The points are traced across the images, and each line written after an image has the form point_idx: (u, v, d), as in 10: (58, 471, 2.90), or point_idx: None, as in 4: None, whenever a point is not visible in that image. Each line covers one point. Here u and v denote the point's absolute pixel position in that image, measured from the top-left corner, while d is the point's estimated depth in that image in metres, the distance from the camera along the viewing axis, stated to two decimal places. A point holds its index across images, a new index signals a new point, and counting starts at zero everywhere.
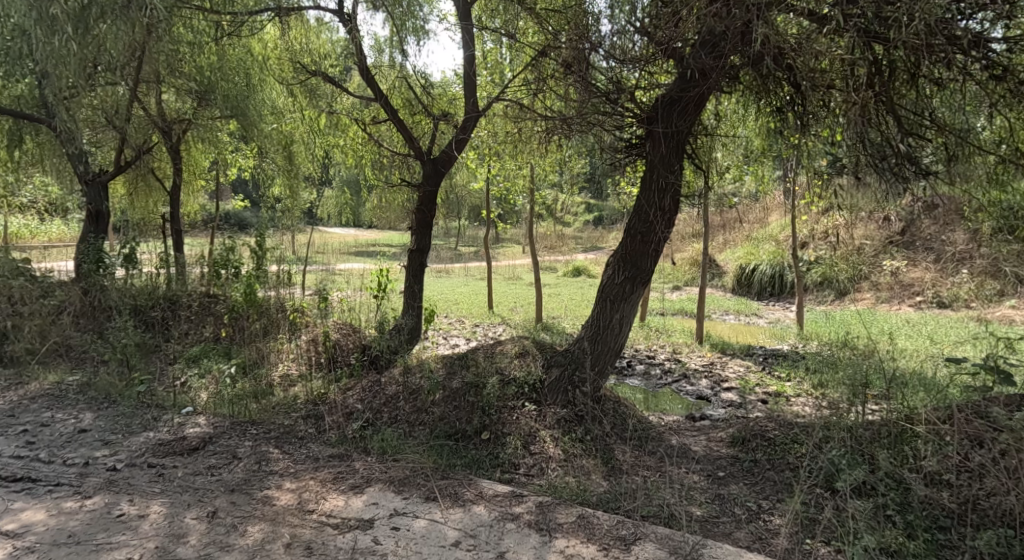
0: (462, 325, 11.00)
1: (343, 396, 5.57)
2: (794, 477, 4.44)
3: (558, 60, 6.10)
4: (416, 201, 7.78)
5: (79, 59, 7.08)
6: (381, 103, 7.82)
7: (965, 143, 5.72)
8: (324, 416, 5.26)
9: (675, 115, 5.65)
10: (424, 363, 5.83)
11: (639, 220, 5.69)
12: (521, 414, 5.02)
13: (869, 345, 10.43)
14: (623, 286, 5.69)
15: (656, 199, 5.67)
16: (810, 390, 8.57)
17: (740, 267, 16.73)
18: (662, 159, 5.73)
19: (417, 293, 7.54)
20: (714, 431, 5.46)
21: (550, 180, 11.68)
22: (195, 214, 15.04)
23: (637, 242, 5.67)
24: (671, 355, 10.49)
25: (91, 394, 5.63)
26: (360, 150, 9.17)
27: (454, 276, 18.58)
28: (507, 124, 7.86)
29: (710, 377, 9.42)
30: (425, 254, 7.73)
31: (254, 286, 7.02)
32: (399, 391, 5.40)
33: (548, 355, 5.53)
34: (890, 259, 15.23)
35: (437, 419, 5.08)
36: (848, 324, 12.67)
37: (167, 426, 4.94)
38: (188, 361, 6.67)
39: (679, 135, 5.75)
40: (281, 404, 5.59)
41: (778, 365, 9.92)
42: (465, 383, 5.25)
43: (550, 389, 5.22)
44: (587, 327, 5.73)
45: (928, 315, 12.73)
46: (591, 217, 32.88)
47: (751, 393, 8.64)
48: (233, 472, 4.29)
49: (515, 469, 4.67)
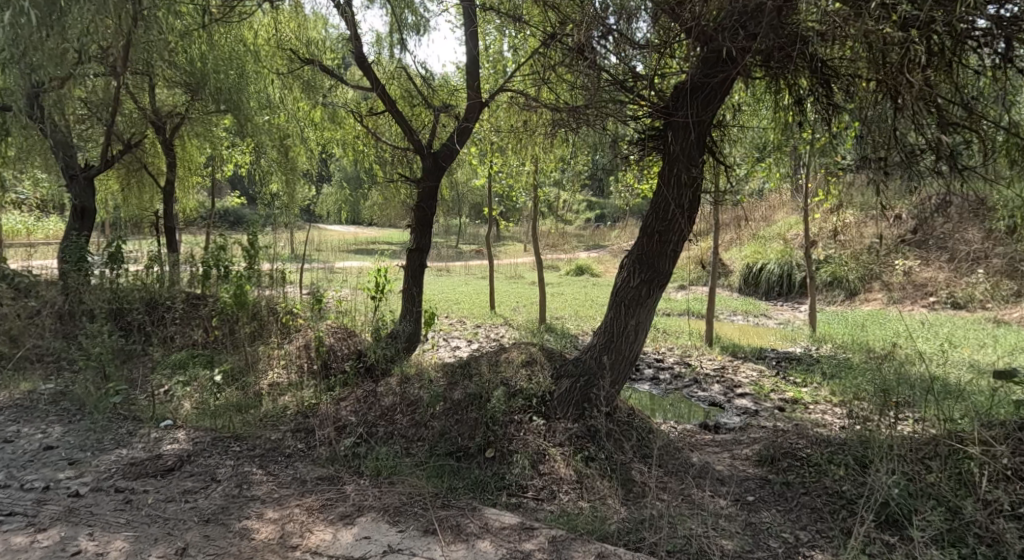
0: (462, 326, 10.59)
1: (335, 408, 5.18)
2: (835, 507, 4.05)
3: (568, 48, 5.65)
4: (417, 198, 7.32)
5: (54, 46, 6.65)
6: (378, 94, 7.36)
7: (1007, 135, 5.31)
8: (314, 430, 4.85)
9: (696, 106, 5.21)
10: (424, 372, 5.45)
11: (655, 217, 5.27)
12: (528, 430, 4.62)
13: (886, 349, 10.05)
14: (639, 289, 5.27)
15: (676, 195, 5.24)
16: (828, 398, 8.15)
17: (747, 266, 16.30)
18: (679, 153, 5.30)
19: (415, 295, 7.08)
20: (738, 447, 5.05)
21: (554, 176, 11.26)
22: (190, 212, 14.66)
23: (654, 242, 5.24)
24: (681, 358, 10.07)
25: (64, 405, 5.24)
26: (358, 144, 8.75)
27: (454, 275, 18.18)
28: (513, 116, 7.44)
29: (722, 382, 8.99)
30: (425, 254, 7.27)
31: (243, 286, 6.60)
32: (396, 403, 5.03)
33: (558, 365, 5.13)
34: (901, 257, 14.68)
35: (437, 435, 4.69)
36: (860, 325, 12.23)
37: (142, 442, 4.52)
38: (172, 368, 6.27)
39: (699, 127, 5.32)
40: (269, 417, 5.20)
41: (792, 369, 9.52)
42: (468, 394, 4.88)
43: (559, 402, 4.82)
44: (599, 334, 5.31)
45: (943, 316, 12.36)
46: (592, 215, 32.45)
47: (766, 401, 8.21)
48: (210, 498, 3.87)
49: (523, 492, 4.26)
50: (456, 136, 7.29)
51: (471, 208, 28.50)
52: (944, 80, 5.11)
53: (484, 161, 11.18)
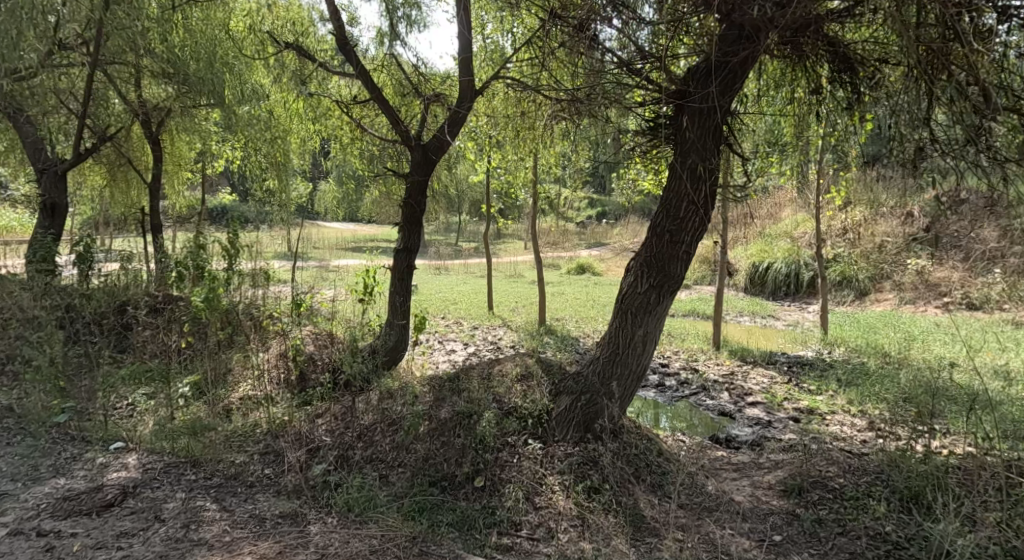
0: (460, 328, 10.06)
1: (310, 426, 4.72)
2: (879, 553, 3.67)
3: (570, 27, 5.11)
4: (404, 194, 6.75)
5: None
6: (362, 80, 6.78)
7: None
8: (285, 452, 4.39)
9: (715, 88, 4.65)
10: (408, 387, 4.96)
11: (666, 215, 4.73)
12: (524, 456, 4.22)
13: (902, 355, 9.50)
14: (647, 296, 4.73)
15: (688, 191, 4.70)
16: (846, 410, 7.61)
17: (753, 265, 15.69)
18: (693, 141, 4.74)
19: (402, 304, 6.48)
20: (757, 471, 4.59)
21: (555, 173, 10.72)
22: (179, 209, 14.13)
23: (664, 243, 4.70)
24: (687, 363, 9.50)
25: (9, 422, 4.76)
26: (346, 137, 8.20)
27: (453, 273, 17.64)
28: (511, 107, 6.87)
29: (732, 390, 8.42)
30: (414, 255, 6.67)
31: (216, 289, 5.88)
32: (376, 422, 4.54)
33: (557, 380, 4.70)
34: (913, 257, 14.06)
35: (421, 460, 4.24)
36: (874, 327, 11.67)
37: (85, 470, 4.15)
38: (137, 379, 5.79)
39: (717, 113, 4.76)
40: (236, 437, 4.72)
41: (805, 375, 8.98)
42: (456, 412, 4.43)
43: (558, 423, 4.43)
44: (603, 346, 4.78)
45: (960, 319, 11.70)
46: (593, 213, 31.91)
47: (780, 411, 7.68)
48: (149, 543, 3.51)
49: (516, 531, 3.84)
50: (447, 127, 6.72)
51: (471, 205, 27.89)
52: (991, 73, 4.61)
53: (482, 159, 10.61)
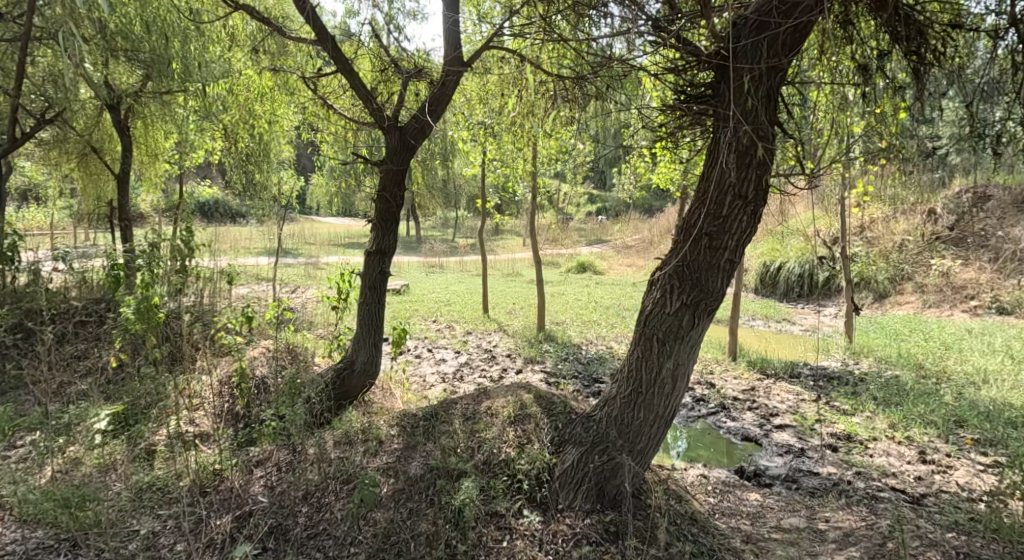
0: (450, 332, 9.07)
1: (246, 482, 3.98)
2: None
3: None
4: (378, 185, 5.65)
5: None
6: (327, 48, 5.63)
7: None
8: (208, 522, 3.73)
9: (781, 33, 3.63)
10: (372, 430, 4.33)
11: (704, 213, 3.77)
12: (519, 534, 3.64)
13: (938, 370, 8.39)
14: (679, 319, 3.80)
15: (732, 183, 3.72)
16: (888, 433, 6.51)
17: (764, 265, 14.68)
18: (751, 110, 3.71)
19: (373, 319, 5.48)
20: (821, 546, 3.90)
21: (556, 166, 9.68)
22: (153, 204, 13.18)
23: (702, 248, 3.75)
24: (701, 376, 8.37)
25: None
26: (317, 124, 7.18)
27: (448, 272, 16.50)
28: (506, 86, 5.76)
29: (755, 408, 7.23)
30: (389, 258, 5.61)
31: (152, 298, 4.91)
32: (326, 480, 3.92)
33: (564, 426, 4.01)
34: (937, 257, 12.91)
35: (378, 537, 3.64)
36: (900, 335, 10.55)
37: None
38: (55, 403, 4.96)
39: (772, 79, 3.74)
40: (153, 491, 3.97)
41: (835, 391, 7.79)
42: (430, 467, 3.90)
43: (563, 486, 3.80)
44: (622, 383, 3.91)
45: (993, 326, 10.57)
46: (597, 211, 30.58)
47: (814, 438, 6.50)
48: None
49: None
50: (430, 106, 5.64)
51: (467, 202, 26.52)
52: None
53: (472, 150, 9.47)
